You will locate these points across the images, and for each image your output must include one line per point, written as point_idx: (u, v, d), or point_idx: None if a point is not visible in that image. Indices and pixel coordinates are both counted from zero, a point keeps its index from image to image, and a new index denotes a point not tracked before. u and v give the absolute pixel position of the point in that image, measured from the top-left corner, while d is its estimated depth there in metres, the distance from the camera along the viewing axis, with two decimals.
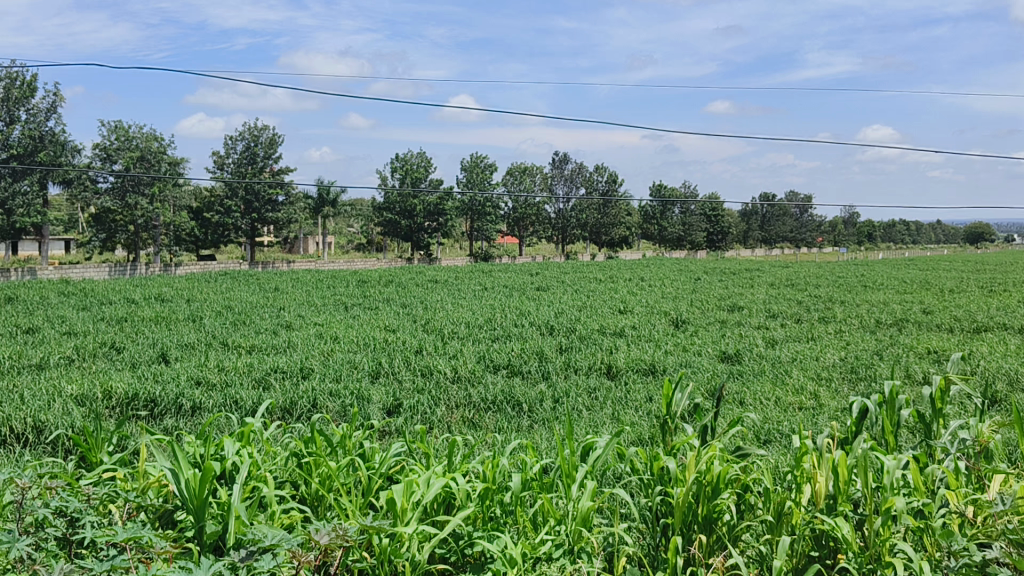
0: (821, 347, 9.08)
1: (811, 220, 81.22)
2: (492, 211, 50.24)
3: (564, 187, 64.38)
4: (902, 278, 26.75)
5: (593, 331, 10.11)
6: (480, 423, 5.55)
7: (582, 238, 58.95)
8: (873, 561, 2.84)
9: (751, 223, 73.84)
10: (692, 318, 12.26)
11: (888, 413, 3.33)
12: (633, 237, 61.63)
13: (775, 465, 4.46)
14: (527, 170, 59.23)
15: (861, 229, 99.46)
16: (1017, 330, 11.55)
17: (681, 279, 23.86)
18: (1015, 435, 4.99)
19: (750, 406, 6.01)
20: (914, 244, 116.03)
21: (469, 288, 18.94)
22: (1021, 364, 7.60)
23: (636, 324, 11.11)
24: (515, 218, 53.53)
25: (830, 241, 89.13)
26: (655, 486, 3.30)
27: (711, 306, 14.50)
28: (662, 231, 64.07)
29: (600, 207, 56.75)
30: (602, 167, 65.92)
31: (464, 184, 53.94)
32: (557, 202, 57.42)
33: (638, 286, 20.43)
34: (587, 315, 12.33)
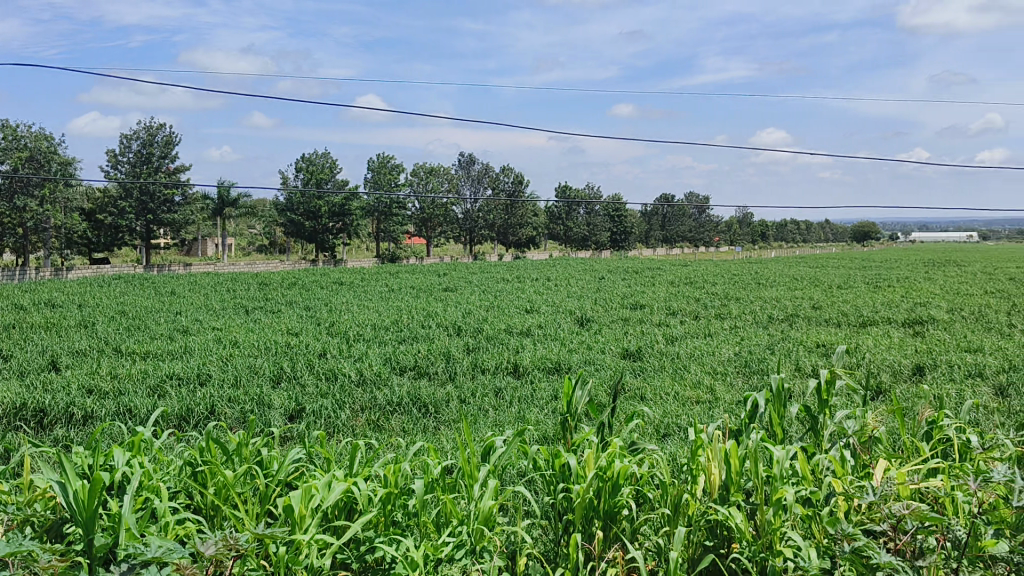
0: (719, 342, 9.34)
1: (709, 220, 83.92)
2: (398, 212, 49.89)
3: (471, 187, 64.56)
4: (794, 275, 27.87)
5: (499, 331, 10.14)
6: (384, 425, 5.51)
7: (488, 240, 59.17)
8: (765, 549, 2.93)
9: (653, 223, 75.76)
10: (596, 316, 12.44)
11: (777, 407, 3.46)
12: (540, 237, 62.32)
13: (672, 459, 4.55)
14: (433, 170, 59.20)
15: (755, 228, 103.33)
16: (900, 324, 12.14)
17: (585, 279, 24.04)
18: (894, 423, 5.24)
19: (649, 401, 6.16)
20: (804, 243, 121.15)
21: (374, 289, 18.71)
22: (904, 356, 7.98)
23: (542, 323, 11.20)
24: (422, 218, 53.28)
25: (727, 242, 91.84)
26: (556, 484, 3.34)
27: (615, 305, 14.73)
28: (568, 232, 64.97)
29: (506, 208, 57.01)
30: (508, 168, 66.43)
31: (370, 184, 53.44)
32: (464, 202, 57.48)
33: (542, 285, 20.64)
34: (493, 315, 12.39)
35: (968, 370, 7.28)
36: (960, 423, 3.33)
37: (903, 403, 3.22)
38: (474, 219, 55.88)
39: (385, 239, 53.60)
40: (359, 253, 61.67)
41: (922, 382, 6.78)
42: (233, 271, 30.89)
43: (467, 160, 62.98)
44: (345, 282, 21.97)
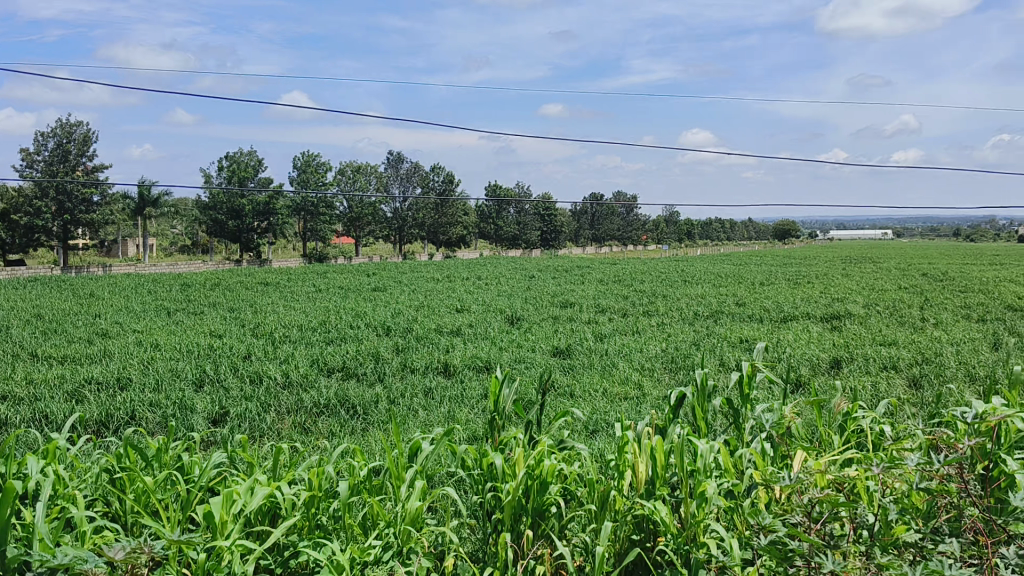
0: (646, 339, 9.47)
1: (637, 220, 85.27)
2: (325, 211, 49.32)
3: (400, 187, 64.22)
4: (716, 272, 28.44)
5: (429, 331, 10.11)
6: (311, 428, 5.45)
7: (417, 239, 58.99)
8: (689, 541, 2.97)
9: (582, 223, 76.62)
10: (527, 315, 12.49)
11: (700, 401, 3.52)
12: (470, 237, 62.38)
13: (598, 456, 4.59)
14: (361, 169, 58.74)
15: (682, 227, 105.38)
16: (818, 319, 12.54)
17: (514, 278, 24.16)
18: (812, 414, 5.40)
19: (578, 397, 6.21)
20: (729, 241, 123.96)
21: (300, 290, 18.44)
22: (822, 350, 8.23)
23: (472, 322, 11.21)
24: (350, 217, 52.75)
25: (655, 240, 93.36)
26: (484, 483, 3.33)
27: (545, 303, 14.82)
28: (498, 231, 65.22)
29: (436, 207, 56.87)
30: (438, 168, 66.39)
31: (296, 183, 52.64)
32: (393, 201, 57.20)
33: (469, 284, 20.60)
34: (422, 315, 12.33)
35: (882, 363, 7.56)
36: (874, 413, 3.44)
37: (821, 395, 3.30)
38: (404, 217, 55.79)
39: (313, 239, 52.86)
40: (287, 253, 60.70)
41: (840, 375, 7.00)
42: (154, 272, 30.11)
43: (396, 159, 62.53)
44: (271, 282, 21.62)
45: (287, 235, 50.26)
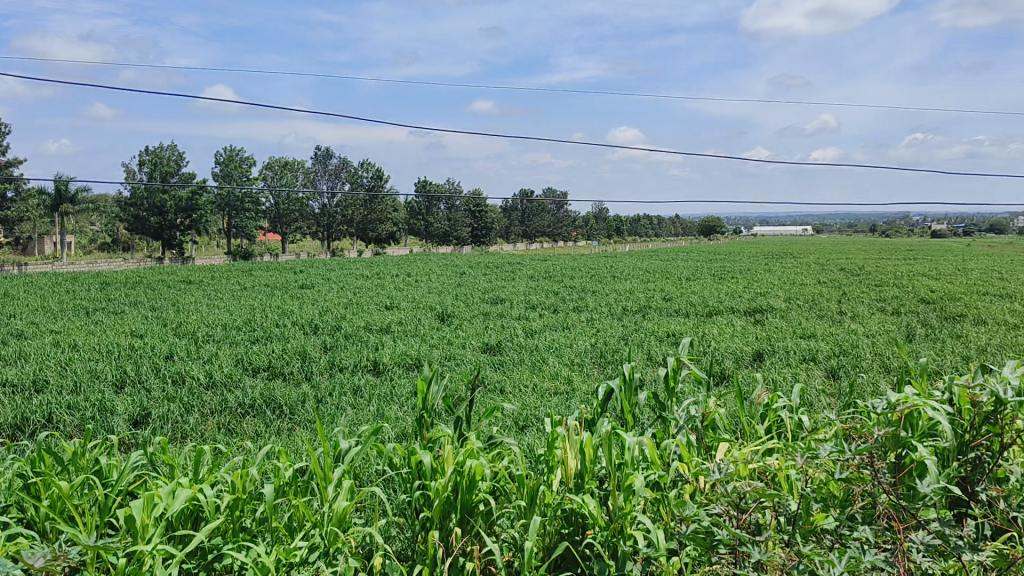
0: (576, 334, 9.54)
1: (567, 216, 86.62)
2: (250, 207, 48.45)
3: (329, 182, 63.45)
4: (644, 268, 28.91)
5: (358, 329, 10.01)
6: (236, 428, 5.33)
7: (346, 235, 58.38)
8: (616, 534, 2.99)
9: (512, 219, 76.99)
10: (458, 312, 12.48)
11: (627, 395, 3.55)
12: (400, 233, 62.09)
13: (527, 452, 4.60)
14: (288, 164, 57.87)
15: (611, 223, 106.79)
16: (742, 313, 12.84)
17: (444, 274, 24.17)
18: (734, 405, 5.53)
19: (509, 393, 6.22)
20: (657, 237, 126.02)
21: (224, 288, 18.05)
22: (745, 344, 8.43)
23: (402, 319, 11.13)
24: (277, 213, 51.88)
25: (585, 236, 94.33)
26: (413, 481, 3.29)
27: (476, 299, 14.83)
28: (429, 227, 65.05)
29: (365, 204, 56.35)
30: (368, 164, 65.86)
31: (220, 177, 51.45)
32: (321, 197, 56.55)
33: (398, 282, 20.53)
34: (351, 312, 12.19)
35: (802, 355, 7.78)
36: (794, 404, 3.52)
37: (743, 387, 3.36)
38: (331, 213, 55.64)
39: (239, 236, 51.76)
40: (211, 250, 59.30)
41: (762, 367, 7.17)
42: (71, 270, 29.13)
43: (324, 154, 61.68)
44: (193, 280, 21.13)
45: (211, 231, 49.10)
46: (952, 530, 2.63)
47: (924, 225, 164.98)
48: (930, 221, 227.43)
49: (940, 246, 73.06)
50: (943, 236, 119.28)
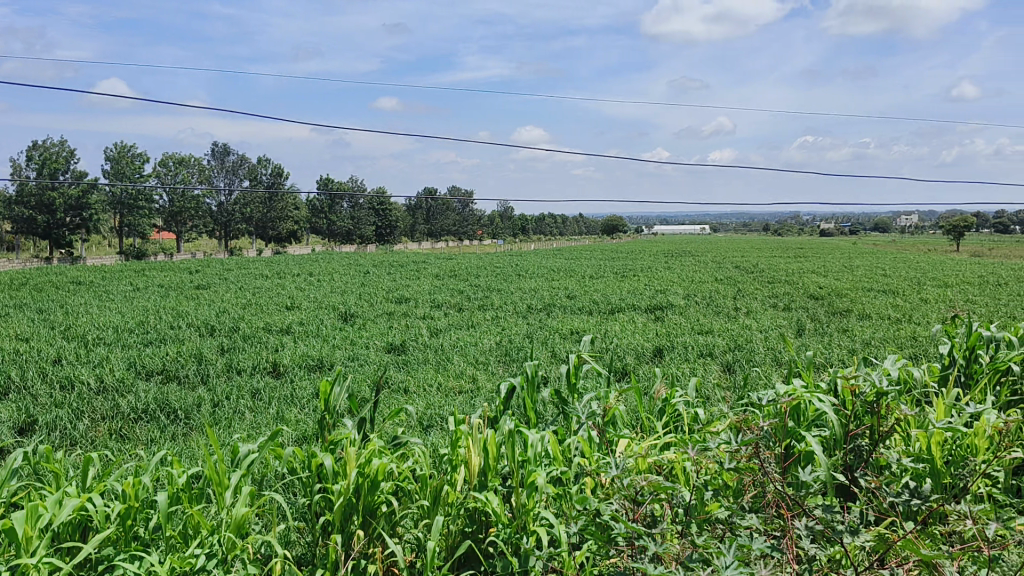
0: (480, 333, 9.57)
1: (472, 216, 86.99)
2: (144, 205, 46.65)
3: (226, 180, 61.85)
4: (548, 266, 29.24)
5: (258, 330, 9.78)
6: (129, 434, 5.14)
7: (245, 233, 57.12)
8: (519, 530, 3.00)
9: (418, 219, 76.81)
10: (361, 311, 12.32)
11: (529, 392, 3.56)
12: (302, 232, 61.13)
13: (430, 453, 4.56)
14: (184, 161, 56.12)
15: (517, 222, 107.69)
16: (644, 309, 13.13)
17: (347, 273, 23.95)
18: (633, 399, 5.64)
19: (413, 393, 6.19)
20: (561, 236, 127.54)
21: (115, 289, 17.33)
22: (645, 340, 8.61)
23: (304, 320, 10.92)
24: (171, 212, 49.73)
25: (490, 235, 94.70)
26: (314, 485, 3.19)
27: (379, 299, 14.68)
28: (332, 226, 64.23)
29: (265, 201, 55.48)
30: (268, 162, 64.55)
31: (111, 174, 49.43)
32: (218, 196, 55.11)
33: (300, 281, 20.16)
34: (250, 314, 11.90)
35: (700, 350, 7.99)
36: (691, 397, 3.59)
37: (643, 383, 3.40)
38: (229, 211, 54.27)
39: (131, 235, 49.89)
40: (102, 249, 56.82)
41: (663, 363, 7.34)
42: None
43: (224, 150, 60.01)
44: (82, 281, 20.21)
45: (102, 230, 47.02)
46: (834, 516, 2.77)
47: (816, 224, 172.11)
48: (822, 221, 237.58)
49: (830, 245, 70.89)
50: (833, 236, 124.78)
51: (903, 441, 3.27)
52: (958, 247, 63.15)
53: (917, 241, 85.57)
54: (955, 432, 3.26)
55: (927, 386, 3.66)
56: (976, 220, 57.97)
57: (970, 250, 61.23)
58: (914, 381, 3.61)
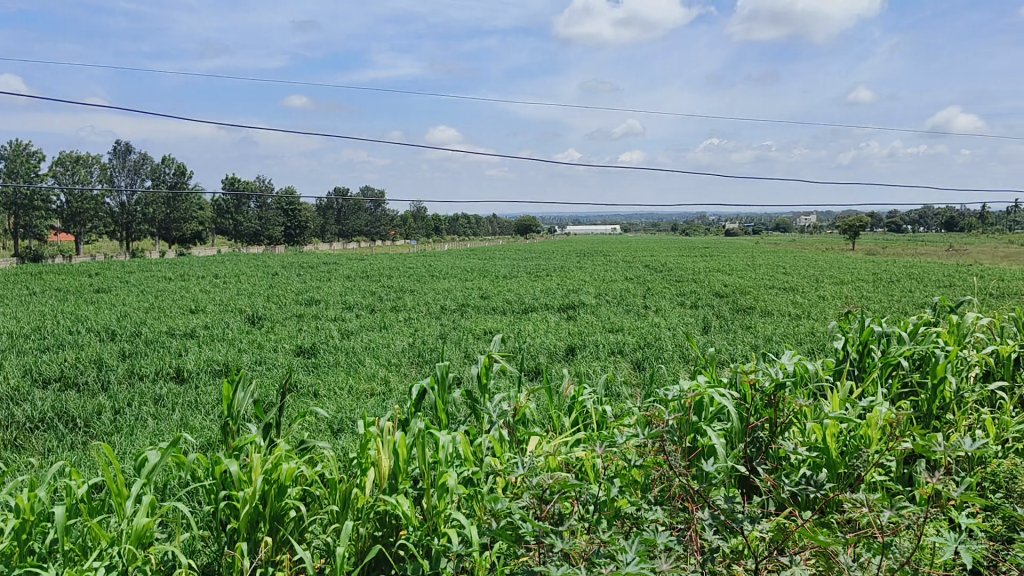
0: (393, 334, 9.53)
1: (385, 217, 86.63)
2: (40, 205, 44.68)
3: (128, 180, 59.90)
4: (460, 266, 29.28)
5: (161, 334, 9.51)
6: (24, 445, 4.93)
7: (148, 234, 55.33)
8: (431, 533, 2.97)
9: (329, 218, 76.09)
10: (269, 314, 12.09)
11: (440, 392, 3.54)
12: (208, 232, 59.71)
13: (339, 457, 4.52)
14: (83, 160, 54.09)
15: (430, 223, 107.46)
16: (556, 309, 13.27)
17: (255, 275, 23.47)
18: (542, 398, 5.71)
19: (323, 397, 6.11)
20: (476, 236, 127.93)
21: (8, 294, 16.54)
22: (556, 339, 8.72)
23: (209, 323, 10.64)
24: (69, 213, 47.82)
25: (403, 236, 94.05)
26: (218, 492, 3.11)
27: (287, 301, 14.43)
28: (238, 227, 62.94)
29: (168, 201, 54.31)
30: (171, 161, 62.83)
31: (4, 174, 47.14)
32: (119, 195, 53.30)
33: (205, 283, 19.65)
34: (153, 317, 11.56)
35: (610, 347, 8.15)
36: (598, 397, 3.63)
37: (551, 383, 3.42)
38: (131, 212, 52.47)
39: (24, 237, 47.68)
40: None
41: (576, 361, 7.44)
42: None
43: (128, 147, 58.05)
44: None
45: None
46: (735, 507, 2.84)
47: (727, 224, 177.21)
48: (734, 221, 244.50)
49: (736, 245, 72.68)
50: (743, 236, 128.55)
51: (802, 433, 3.38)
52: (852, 246, 66.01)
53: (817, 240, 89.15)
54: (849, 423, 3.39)
55: (823, 379, 3.81)
56: (869, 220, 60.69)
57: (863, 249, 64.05)
58: (811, 376, 3.74)
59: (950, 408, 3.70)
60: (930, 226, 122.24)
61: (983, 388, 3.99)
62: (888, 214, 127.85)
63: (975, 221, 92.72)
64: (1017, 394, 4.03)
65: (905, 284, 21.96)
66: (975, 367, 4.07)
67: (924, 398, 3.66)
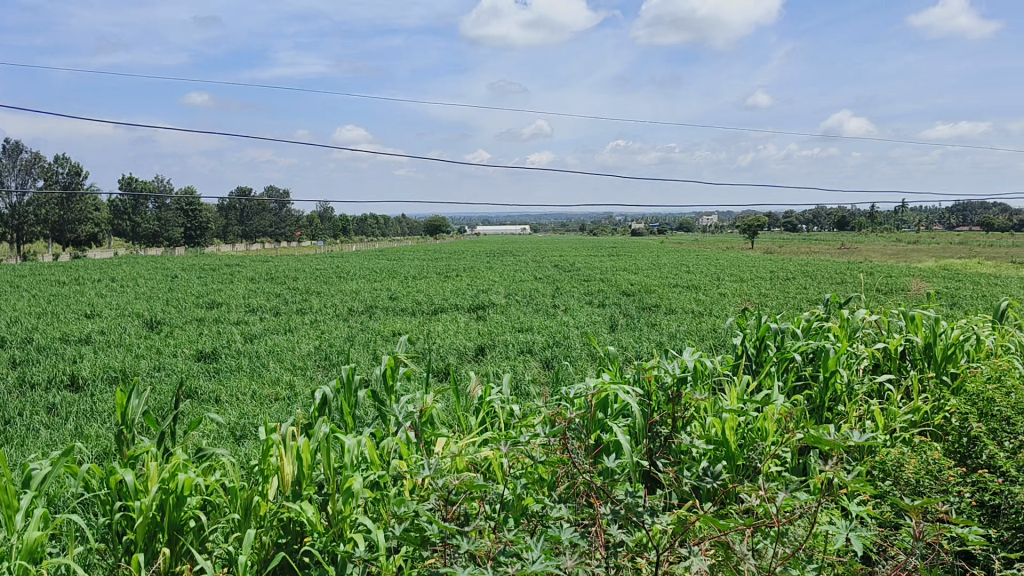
0: (299, 337, 9.37)
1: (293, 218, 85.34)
2: None
3: (17, 179, 57.07)
4: (368, 267, 28.94)
5: (54, 341, 9.12)
6: None
7: (40, 236, 52.84)
8: (335, 538, 2.93)
9: (233, 219, 74.31)
10: (169, 318, 11.75)
11: (345, 396, 3.52)
12: (104, 233, 57.46)
13: (241, 464, 4.46)
14: None
15: (341, 223, 105.96)
16: (465, 309, 13.29)
17: (154, 278, 22.68)
18: (447, 400, 5.73)
19: (225, 402, 5.99)
20: (389, 237, 126.88)
21: None
22: (465, 339, 8.76)
23: (105, 329, 10.26)
24: None
25: (312, 236, 92.51)
26: (114, 504, 3.01)
27: (187, 305, 14.01)
28: (137, 228, 60.81)
29: (62, 202, 51.98)
30: (66, 160, 60.18)
31: None
32: (7, 196, 50.76)
33: (100, 287, 18.91)
34: (46, 323, 11.07)
35: (519, 347, 8.20)
36: (502, 397, 3.66)
37: (456, 384, 3.43)
38: (21, 213, 50.01)
39: None
40: None
41: (485, 361, 7.48)
42: None
43: (21, 144, 55.35)
44: None
45: None
46: (637, 501, 2.89)
47: (639, 224, 180.53)
48: (648, 221, 249.22)
49: (640, 246, 74.21)
50: (653, 236, 131.13)
51: (704, 428, 3.48)
52: (751, 245, 68.13)
53: (721, 239, 91.63)
54: (747, 417, 3.51)
55: (723, 374, 3.96)
56: (766, 219, 62.82)
57: (762, 248, 66.04)
58: (709, 373, 3.85)
59: (841, 399, 3.89)
60: (829, 225, 127.25)
61: (871, 381, 4.22)
62: (792, 213, 132.45)
63: (867, 221, 97.17)
64: (902, 385, 4.28)
65: (801, 282, 22.72)
66: (864, 361, 4.31)
67: (818, 390, 3.85)
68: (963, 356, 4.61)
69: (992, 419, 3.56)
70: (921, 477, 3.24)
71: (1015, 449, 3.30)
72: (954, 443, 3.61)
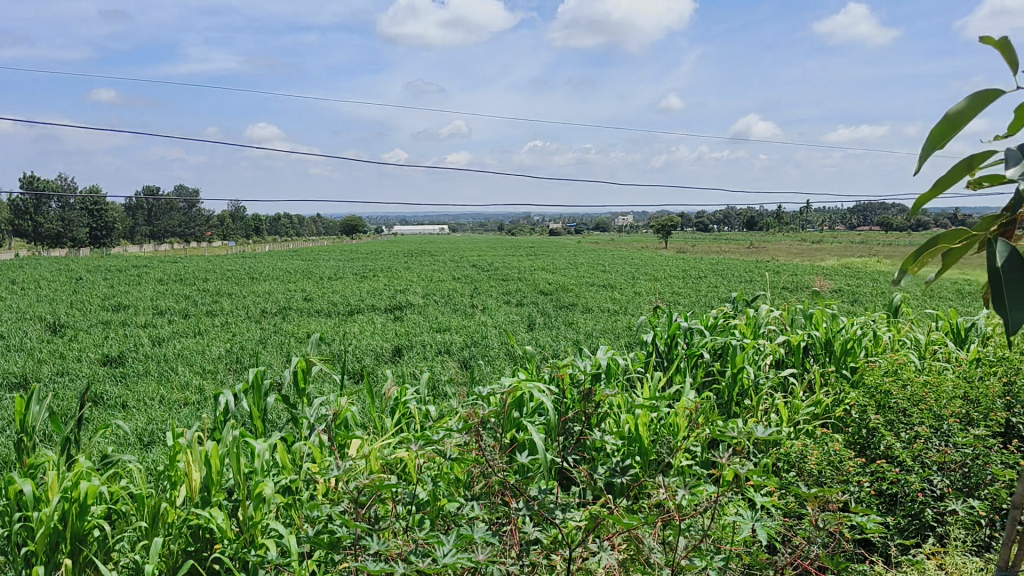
0: (209, 340, 9.17)
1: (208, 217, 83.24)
2: None
3: None
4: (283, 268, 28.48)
5: None
6: None
7: None
8: (247, 544, 2.89)
9: (141, 220, 71.98)
10: (72, 322, 11.34)
11: (255, 398, 3.47)
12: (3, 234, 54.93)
13: (146, 469, 4.36)
14: None
15: (257, 222, 103.78)
16: (382, 310, 13.23)
17: (57, 280, 21.78)
18: (357, 402, 5.72)
19: (131, 408, 5.83)
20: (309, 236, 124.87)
21: None
22: (381, 339, 8.73)
23: (4, 333, 9.85)
24: None
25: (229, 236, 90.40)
26: (12, 514, 2.90)
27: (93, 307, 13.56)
28: (38, 229, 58.35)
29: None
30: None
31: None
32: None
33: None
34: None
35: (437, 347, 8.22)
36: (415, 398, 3.66)
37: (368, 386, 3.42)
38: None
39: None
40: None
41: (401, 362, 7.47)
42: None
43: None
44: None
45: None
46: (549, 497, 2.92)
47: (562, 222, 182.26)
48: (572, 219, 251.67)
49: (557, 246, 74.95)
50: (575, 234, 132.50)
51: (617, 424, 3.56)
52: (663, 243, 69.53)
53: (637, 239, 93.17)
54: (659, 413, 3.59)
55: (635, 372, 4.03)
56: (677, 220, 64.33)
57: (674, 248, 67.44)
58: (620, 370, 3.92)
59: (747, 393, 4.01)
60: (742, 224, 130.91)
61: (776, 375, 4.36)
62: (710, 212, 135.71)
63: (777, 221, 100.30)
64: (806, 378, 4.45)
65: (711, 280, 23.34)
66: (768, 356, 4.45)
67: (726, 385, 3.98)
68: (861, 350, 4.81)
69: (889, 411, 3.73)
70: (823, 467, 3.36)
71: (910, 439, 3.45)
72: (855, 434, 3.76)
